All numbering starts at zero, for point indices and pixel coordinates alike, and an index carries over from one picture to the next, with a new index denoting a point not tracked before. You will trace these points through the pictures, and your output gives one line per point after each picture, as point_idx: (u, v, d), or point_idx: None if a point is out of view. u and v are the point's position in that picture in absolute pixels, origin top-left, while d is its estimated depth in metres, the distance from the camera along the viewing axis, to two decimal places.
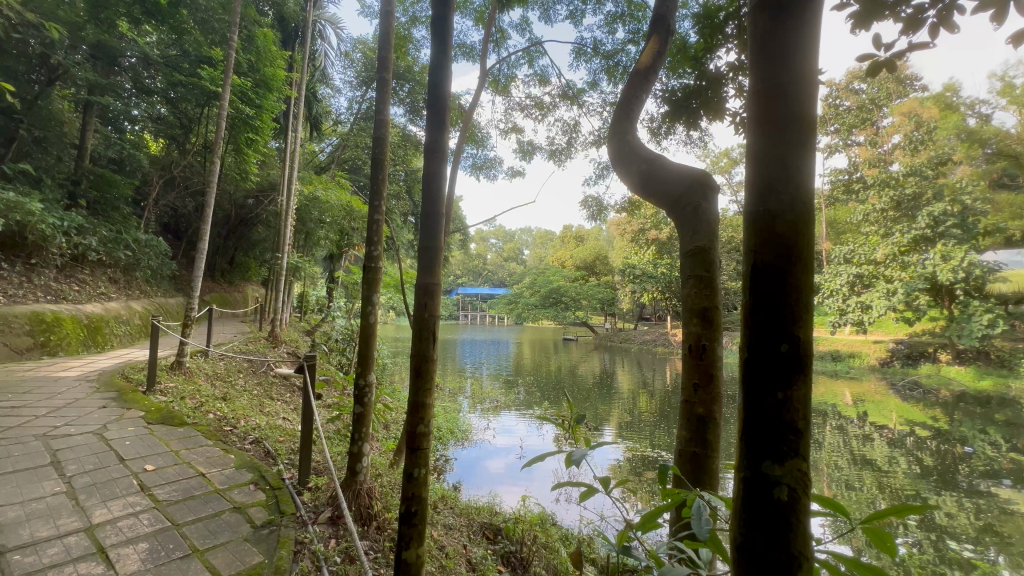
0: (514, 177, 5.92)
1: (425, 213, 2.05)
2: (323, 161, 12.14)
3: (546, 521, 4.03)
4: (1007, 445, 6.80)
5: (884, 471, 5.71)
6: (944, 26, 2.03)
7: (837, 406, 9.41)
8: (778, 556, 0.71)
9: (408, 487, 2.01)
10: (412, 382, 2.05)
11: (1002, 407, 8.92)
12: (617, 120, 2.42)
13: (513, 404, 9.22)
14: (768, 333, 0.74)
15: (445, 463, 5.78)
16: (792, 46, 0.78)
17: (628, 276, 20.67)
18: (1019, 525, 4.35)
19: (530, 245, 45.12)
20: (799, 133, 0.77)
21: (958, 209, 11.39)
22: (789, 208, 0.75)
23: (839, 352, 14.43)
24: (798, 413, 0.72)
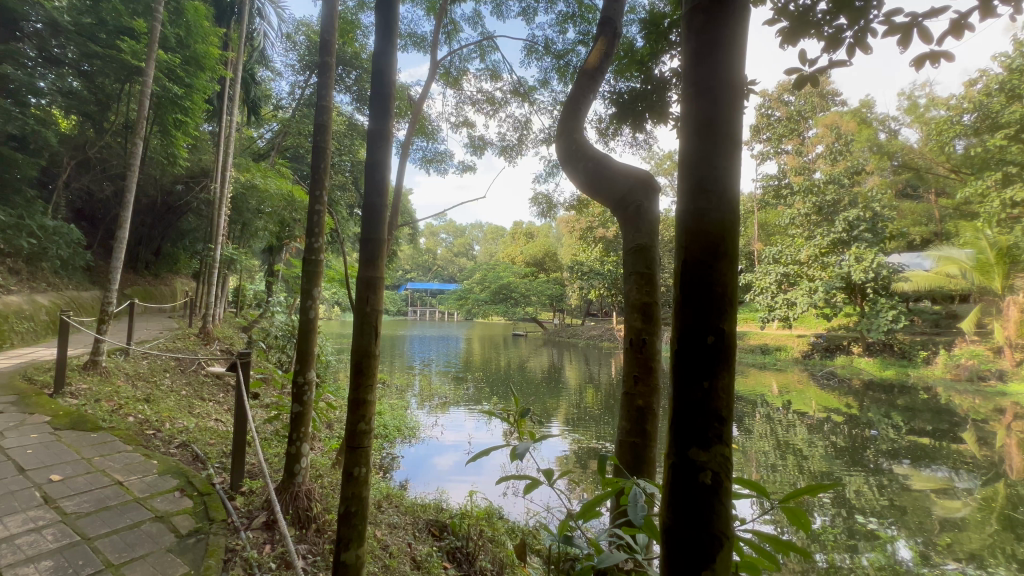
0: (464, 172, 5.86)
1: (368, 204, 2.00)
2: (262, 148, 11.48)
3: (493, 515, 4.04)
4: (906, 427, 7.61)
5: (804, 455, 6.19)
6: (859, 47, 2.23)
7: (765, 395, 10.13)
8: (701, 537, 0.76)
9: (347, 487, 1.95)
10: (353, 380, 1.98)
11: (902, 394, 9.97)
12: (564, 119, 2.46)
13: (462, 400, 9.19)
14: (696, 326, 0.78)
15: (391, 461, 5.67)
16: (721, 57, 0.82)
17: (576, 273, 21.11)
18: (914, 498, 4.87)
19: (480, 241, 45.01)
20: (727, 132, 0.81)
21: (869, 215, 12.57)
22: (717, 208, 0.79)
23: (768, 346, 15.54)
24: (721, 402, 0.77)
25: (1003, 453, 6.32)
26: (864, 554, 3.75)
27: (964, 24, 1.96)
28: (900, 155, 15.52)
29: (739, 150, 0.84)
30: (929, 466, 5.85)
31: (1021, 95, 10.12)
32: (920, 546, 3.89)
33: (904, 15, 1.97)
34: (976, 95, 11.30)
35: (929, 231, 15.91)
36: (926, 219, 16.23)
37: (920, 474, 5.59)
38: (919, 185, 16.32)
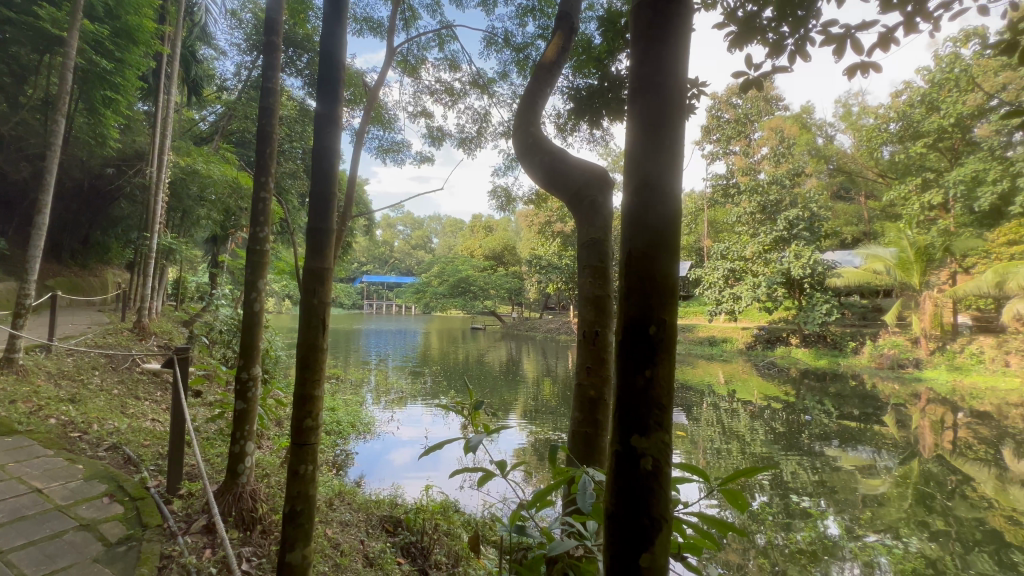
0: (422, 163, 5.74)
1: (314, 190, 1.92)
2: (204, 131, 10.80)
3: (449, 508, 4.02)
4: (836, 412, 8.22)
5: (747, 441, 6.56)
6: (799, 54, 2.35)
7: (712, 385, 10.64)
8: (641, 521, 0.78)
9: (293, 485, 1.88)
10: (298, 374, 1.90)
11: (834, 381, 10.75)
12: (521, 112, 2.45)
13: (419, 394, 9.09)
14: (638, 317, 0.80)
15: (346, 458, 5.53)
16: (665, 57, 0.84)
17: (535, 267, 21.31)
18: (842, 477, 5.27)
19: (439, 233, 44.47)
20: (671, 127, 0.84)
21: (808, 215, 13.43)
22: (657, 203, 0.82)
23: (714, 338, 16.31)
24: (661, 390, 0.79)
25: (918, 434, 6.95)
26: (798, 531, 4.02)
27: (891, 38, 2.11)
28: (835, 159, 16.65)
29: (683, 146, 0.87)
30: (855, 447, 6.35)
31: (939, 107, 11.07)
32: (847, 521, 4.22)
33: (840, 26, 2.10)
34: (901, 105, 12.26)
35: (859, 231, 17.16)
36: (856, 219, 17.50)
37: (848, 455, 6.05)
38: (851, 187, 17.55)
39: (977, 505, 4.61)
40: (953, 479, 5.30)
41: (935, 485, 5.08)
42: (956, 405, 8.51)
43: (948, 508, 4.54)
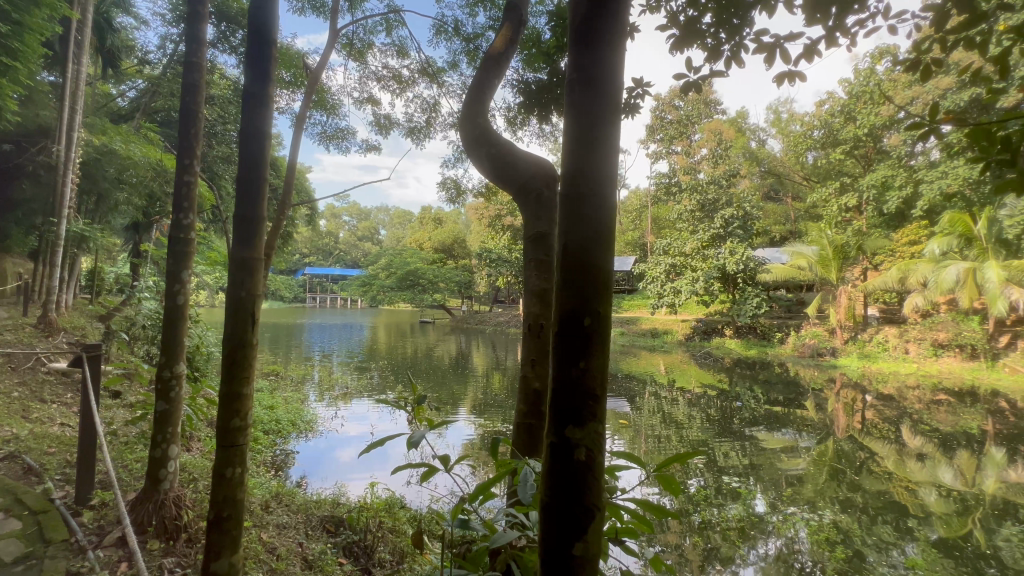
0: (368, 151, 5.54)
1: (243, 175, 1.81)
2: (124, 107, 9.85)
3: (394, 505, 3.94)
4: (764, 398, 8.86)
5: (685, 427, 6.92)
6: (734, 61, 2.47)
7: (654, 375, 11.13)
8: (575, 510, 0.79)
9: (219, 489, 1.79)
10: (225, 372, 1.78)
11: (762, 369, 11.57)
12: (467, 102, 2.41)
13: (365, 390, 8.85)
14: (574, 307, 0.81)
15: (285, 458, 5.27)
16: (601, 53, 0.86)
17: (485, 260, 21.28)
18: (768, 457, 5.68)
19: (387, 225, 43.32)
20: (607, 122, 0.85)
21: (741, 214, 14.35)
22: (593, 194, 0.83)
23: (656, 330, 17.05)
24: (595, 381, 0.81)
25: (832, 416, 7.63)
26: (729, 509, 4.30)
27: (814, 51, 2.26)
28: (766, 162, 17.83)
29: (617, 142, 0.89)
30: (780, 430, 6.87)
31: (855, 118, 12.10)
32: (772, 498, 4.55)
33: (771, 35, 2.23)
34: (824, 114, 13.28)
35: (786, 229, 18.48)
36: (784, 219, 18.82)
37: (773, 437, 6.54)
38: (781, 189, 18.86)
39: (881, 478, 5.13)
40: (862, 455, 5.85)
41: (847, 462, 5.58)
42: (866, 389, 9.39)
43: (857, 482, 5.01)
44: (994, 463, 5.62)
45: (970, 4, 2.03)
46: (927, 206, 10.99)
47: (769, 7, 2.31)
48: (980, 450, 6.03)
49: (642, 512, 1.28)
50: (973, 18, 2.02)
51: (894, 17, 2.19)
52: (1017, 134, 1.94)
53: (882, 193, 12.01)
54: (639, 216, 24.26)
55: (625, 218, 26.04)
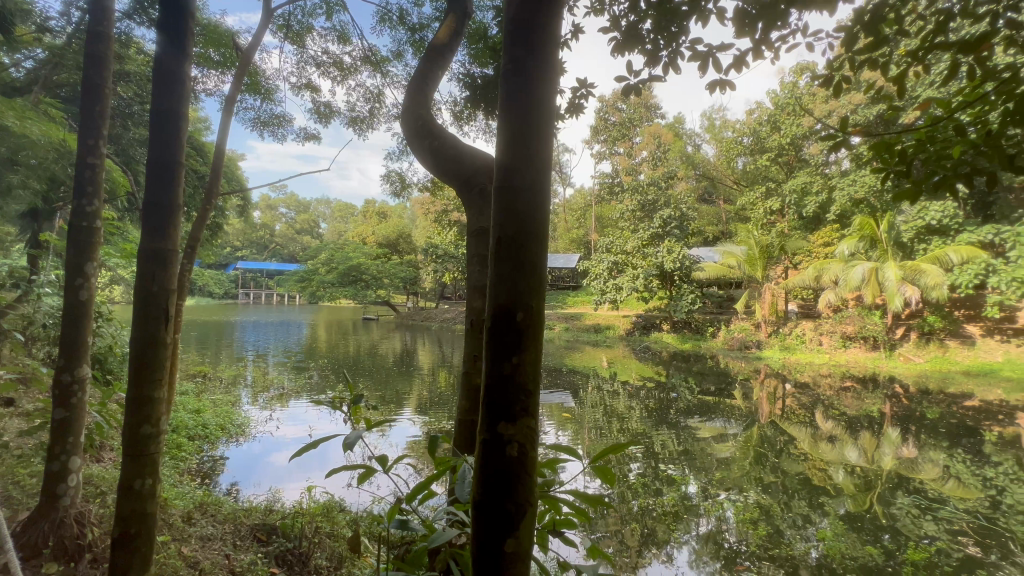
0: (307, 140, 5.27)
1: (155, 160, 1.67)
2: (19, 79, 8.73)
3: (333, 509, 3.77)
4: (698, 388, 9.40)
5: (625, 419, 7.17)
6: (672, 67, 2.58)
7: (597, 368, 11.48)
8: (507, 505, 0.82)
9: (126, 503, 1.65)
10: (132, 375, 1.63)
11: (695, 362, 12.26)
12: (410, 92, 2.34)
13: (303, 390, 8.46)
14: (507, 304, 0.83)
15: (213, 465, 4.92)
16: (537, 50, 0.88)
17: (431, 256, 20.94)
18: (700, 445, 6.02)
19: (328, 218, 41.61)
20: (541, 119, 0.88)
21: (678, 215, 15.09)
22: (527, 193, 0.85)
23: (599, 325, 17.57)
24: (527, 376, 0.83)
25: (757, 404, 8.23)
26: (665, 495, 4.51)
27: (743, 62, 2.40)
28: (701, 166, 18.92)
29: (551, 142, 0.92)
30: (712, 418, 7.32)
31: (779, 127, 13.09)
32: (703, 482, 4.84)
33: (705, 45, 2.34)
34: (752, 122, 14.26)
35: (719, 230, 19.71)
36: (716, 220, 19.98)
37: (706, 425, 6.94)
38: (714, 192, 20.07)
39: (798, 459, 5.59)
40: (782, 439, 6.34)
41: (769, 446, 6.03)
42: (786, 378, 10.20)
43: (778, 464, 5.42)
44: (890, 441, 6.29)
45: (876, 28, 2.24)
46: (839, 211, 12.10)
47: (703, 17, 2.42)
48: (879, 431, 6.73)
49: (581, 502, 1.33)
50: (878, 41, 2.23)
51: (812, 35, 2.37)
52: (911, 147, 2.18)
53: (801, 198, 13.08)
54: (584, 215, 24.90)
55: (571, 216, 26.65)
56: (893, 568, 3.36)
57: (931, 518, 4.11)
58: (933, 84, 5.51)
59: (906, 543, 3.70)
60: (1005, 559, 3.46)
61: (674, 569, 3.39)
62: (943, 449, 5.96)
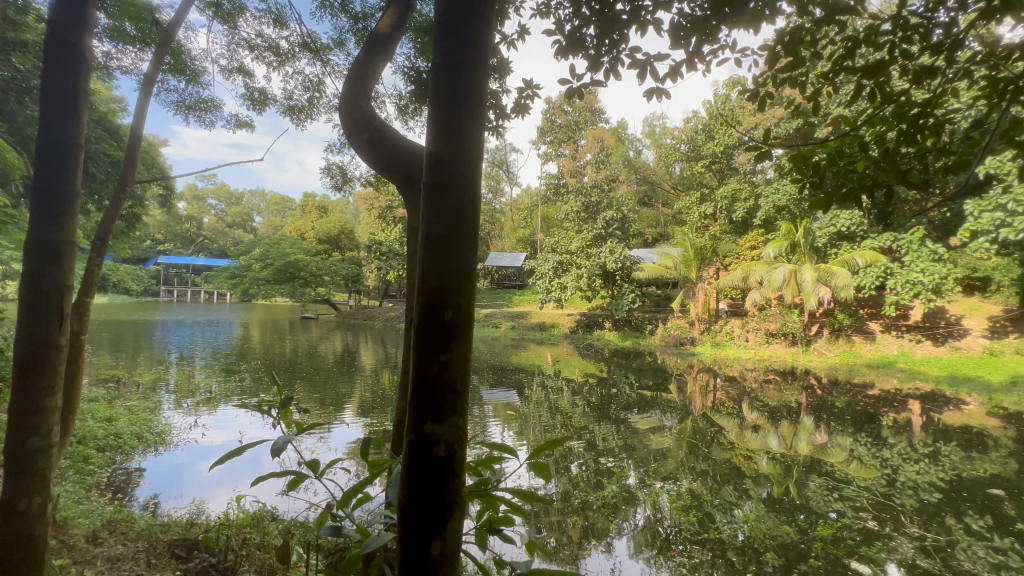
0: (238, 128, 4.93)
1: (47, 143, 1.51)
2: None
3: (264, 519, 3.55)
4: (637, 384, 9.80)
5: (569, 415, 7.33)
6: (613, 73, 2.66)
7: (542, 366, 11.66)
8: (435, 507, 0.86)
9: (10, 527, 1.47)
10: (16, 381, 1.46)
11: (635, 358, 12.76)
12: (349, 79, 2.25)
13: (233, 394, 7.93)
14: (436, 307, 0.88)
15: (128, 478, 4.50)
16: (469, 54, 0.93)
17: (374, 253, 20.35)
18: (639, 438, 6.27)
19: (263, 212, 39.34)
20: (472, 120, 0.93)
21: (620, 217, 15.66)
22: (456, 202, 0.90)
23: (544, 323, 17.80)
24: (454, 375, 0.88)
25: (691, 397, 8.70)
26: (605, 487, 4.66)
27: (677, 73, 2.52)
28: (642, 171, 19.80)
29: (482, 145, 0.97)
30: (650, 412, 7.65)
31: (713, 137, 13.94)
32: (641, 473, 5.04)
33: (643, 54, 2.44)
34: (689, 131, 15.09)
35: (657, 232, 20.67)
36: (655, 223, 20.94)
37: (644, 419, 7.26)
38: (653, 196, 21.09)
39: (726, 448, 5.97)
40: (712, 430, 6.74)
41: (701, 437, 6.39)
42: (716, 373, 10.86)
43: (708, 454, 5.75)
44: (805, 429, 6.86)
45: (794, 49, 2.43)
46: (764, 217, 13.06)
47: (642, 27, 2.52)
48: (796, 419, 7.33)
49: (519, 498, 1.36)
50: (795, 61, 2.42)
51: (740, 52, 2.54)
52: (823, 160, 2.39)
53: (731, 204, 14.01)
54: (530, 214, 25.23)
55: (518, 215, 26.92)
56: (806, 544, 3.66)
57: (838, 497, 4.54)
58: (842, 105, 6.13)
59: (817, 521, 4.05)
60: (897, 530, 3.87)
61: (612, 558, 3.50)
62: (849, 434, 6.59)
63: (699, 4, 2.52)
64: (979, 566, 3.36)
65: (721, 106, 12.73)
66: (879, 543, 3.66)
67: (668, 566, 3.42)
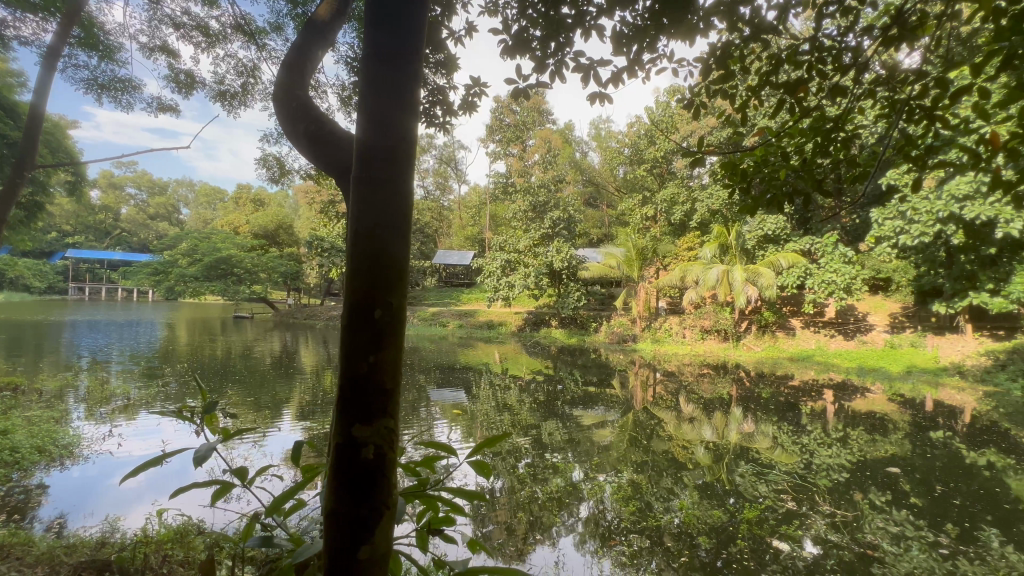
0: (161, 111, 4.55)
1: None
2: None
3: (189, 533, 3.30)
4: (582, 380, 10.08)
5: (516, 412, 7.39)
6: (557, 75, 2.70)
7: (490, 364, 11.70)
8: (365, 509, 0.88)
9: None
10: None
11: (580, 355, 13.10)
12: (284, 63, 2.13)
13: (155, 399, 7.32)
14: (365, 305, 0.90)
15: (27, 496, 4.03)
16: (402, 52, 0.96)
17: (316, 249, 19.52)
18: (583, 432, 6.45)
19: (191, 204, 36.53)
20: (405, 119, 0.96)
21: (567, 217, 16.00)
22: (388, 205, 0.93)
23: (492, 322, 17.82)
24: (384, 374, 0.91)
25: (632, 392, 9.06)
26: (551, 482, 4.75)
27: (618, 79, 2.61)
28: (588, 173, 20.39)
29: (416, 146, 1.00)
30: (594, 407, 7.90)
31: (653, 142, 14.58)
32: (585, 467, 5.19)
33: (587, 59, 2.51)
34: (632, 135, 15.70)
35: (602, 232, 21.35)
36: (600, 223, 21.62)
37: (588, 414, 7.48)
38: (598, 198, 21.80)
39: (664, 440, 6.27)
40: (652, 423, 7.04)
41: (642, 429, 6.67)
42: (656, 368, 11.35)
43: (648, 446, 6.00)
44: (735, 419, 7.34)
45: (724, 63, 2.59)
46: (700, 220, 13.83)
47: (587, 32, 2.58)
48: (726, 410, 7.84)
49: (460, 497, 1.36)
50: (725, 74, 2.56)
51: (675, 61, 2.67)
52: (750, 167, 2.56)
53: (670, 207, 14.72)
54: (478, 212, 25.24)
55: (466, 213, 26.82)
56: (734, 526, 3.92)
57: (763, 481, 4.90)
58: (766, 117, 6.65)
59: (744, 504, 4.34)
60: (812, 509, 4.23)
61: (557, 551, 3.57)
62: (773, 422, 7.13)
63: (640, 13, 2.62)
64: (879, 537, 3.74)
65: (661, 113, 13.32)
66: (798, 521, 3.99)
67: (609, 555, 3.54)
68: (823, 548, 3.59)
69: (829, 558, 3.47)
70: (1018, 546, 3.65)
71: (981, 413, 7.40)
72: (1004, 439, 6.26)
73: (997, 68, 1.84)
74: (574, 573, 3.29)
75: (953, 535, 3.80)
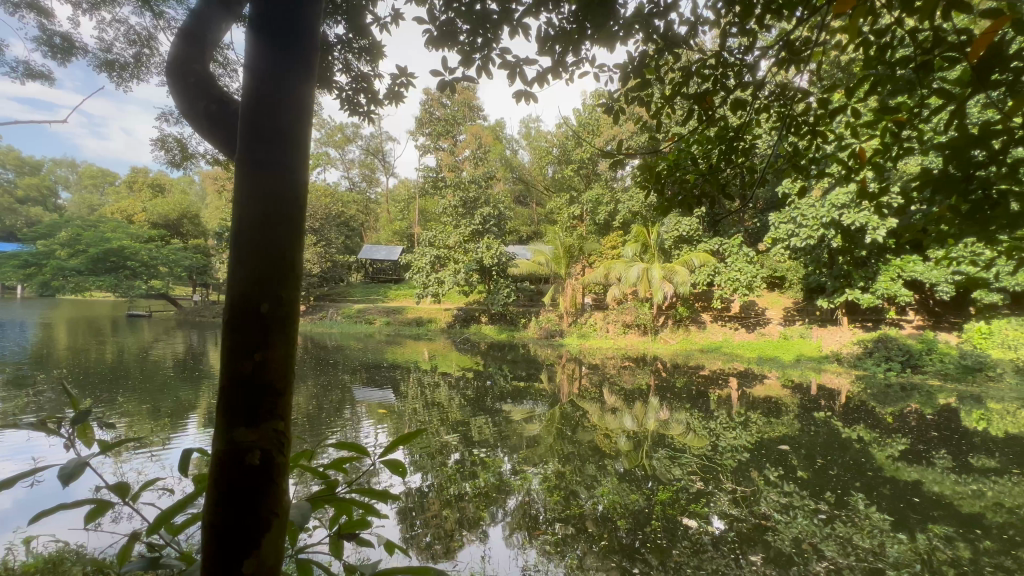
0: (29, 77, 3.91)
1: None
2: None
3: (67, 560, 2.91)
4: (510, 375, 10.21)
5: (445, 409, 7.32)
6: (484, 69, 2.68)
7: (418, 362, 11.48)
8: (249, 519, 0.83)
9: None
10: None
11: (509, 351, 13.24)
12: (180, 33, 1.92)
13: (25, 411, 6.33)
14: (249, 297, 0.85)
15: None
16: (298, 31, 0.92)
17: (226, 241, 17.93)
18: (512, 427, 6.54)
19: (70, 186, 31.92)
20: (298, 103, 0.91)
21: (497, 214, 16.08)
22: (276, 193, 0.88)
23: (421, 318, 17.51)
24: (271, 373, 0.86)
25: (559, 385, 9.32)
26: (479, 478, 4.75)
27: (542, 79, 2.65)
28: (518, 171, 20.68)
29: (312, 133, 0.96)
30: (522, 401, 8.03)
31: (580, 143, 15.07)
32: (513, 461, 5.26)
33: (513, 56, 2.52)
34: (561, 136, 16.13)
35: (531, 229, 21.77)
36: (529, 221, 21.99)
37: (517, 408, 7.59)
38: (527, 196, 22.20)
39: (589, 430, 6.53)
40: (577, 415, 7.29)
41: (568, 421, 6.89)
42: (582, 362, 11.77)
43: (574, 437, 6.21)
44: (653, 408, 7.80)
45: (641, 71, 2.71)
46: (623, 220, 14.51)
47: (512, 29, 2.58)
48: (645, 400, 8.32)
49: (373, 500, 1.30)
50: (643, 81, 2.68)
51: (597, 65, 2.75)
52: (666, 171, 2.71)
53: (596, 207, 15.33)
54: (407, 207, 24.66)
55: (394, 207, 26.11)
56: (649, 508, 4.17)
57: (677, 464, 5.26)
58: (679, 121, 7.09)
59: (660, 487, 4.64)
60: (717, 487, 4.62)
61: (485, 546, 3.57)
62: (685, 409, 7.68)
63: (564, 17, 2.67)
64: (772, 508, 4.16)
65: (588, 116, 13.79)
66: (705, 499, 4.33)
67: (535, 545, 3.60)
68: (726, 522, 3.93)
69: (730, 531, 3.80)
70: (879, 506, 4.24)
71: (853, 395, 8.51)
72: (870, 415, 7.26)
73: (865, 93, 2.08)
74: (500, 565, 3.32)
75: (830, 501, 4.33)
